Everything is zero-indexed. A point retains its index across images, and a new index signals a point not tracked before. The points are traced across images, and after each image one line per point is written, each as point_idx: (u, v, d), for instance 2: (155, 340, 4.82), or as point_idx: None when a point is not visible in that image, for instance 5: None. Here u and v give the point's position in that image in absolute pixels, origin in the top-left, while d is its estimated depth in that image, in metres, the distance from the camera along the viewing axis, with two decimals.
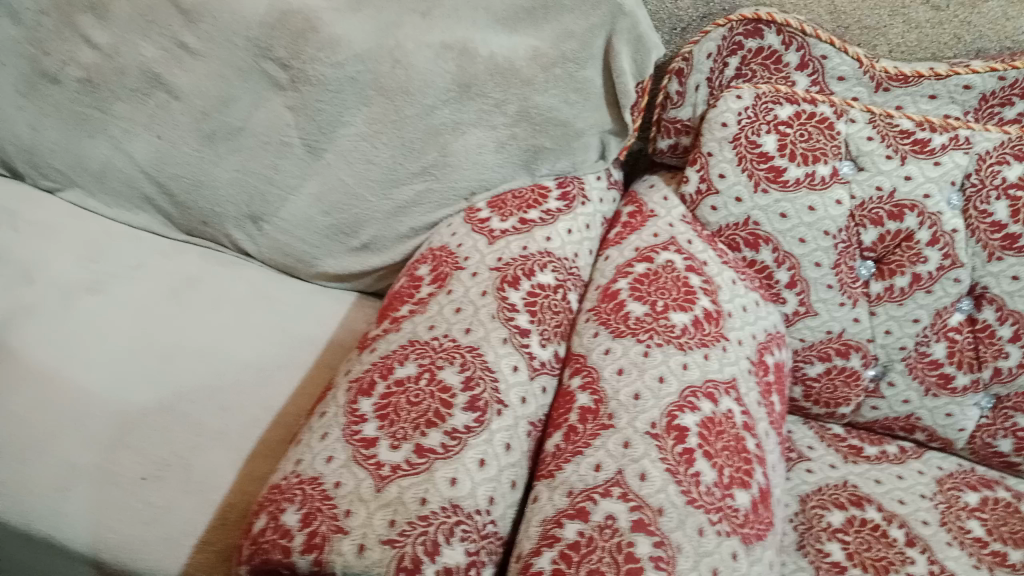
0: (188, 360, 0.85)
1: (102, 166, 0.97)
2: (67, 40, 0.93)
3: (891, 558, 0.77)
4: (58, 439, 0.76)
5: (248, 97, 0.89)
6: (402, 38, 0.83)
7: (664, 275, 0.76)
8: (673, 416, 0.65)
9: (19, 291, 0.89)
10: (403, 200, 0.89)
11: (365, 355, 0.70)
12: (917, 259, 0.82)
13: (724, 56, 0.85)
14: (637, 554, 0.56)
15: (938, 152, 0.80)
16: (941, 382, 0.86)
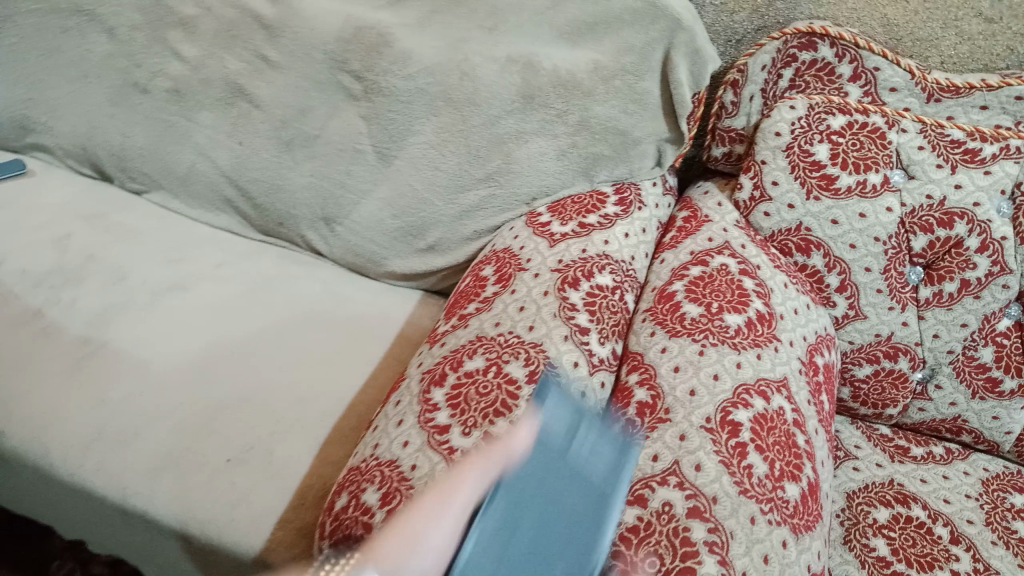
0: (267, 354, 0.91)
1: (187, 170, 1.05)
2: (158, 54, 1.02)
3: (935, 555, 0.80)
4: (151, 426, 0.82)
5: (324, 107, 0.97)
6: (470, 52, 0.89)
7: (718, 278, 0.80)
8: (727, 411, 0.69)
9: (115, 287, 0.97)
10: (467, 205, 0.94)
11: (435, 349, 0.75)
12: (966, 265, 0.84)
13: (778, 68, 0.89)
14: (693, 539, 0.59)
15: (988, 162, 0.82)
16: (988, 385, 0.88)
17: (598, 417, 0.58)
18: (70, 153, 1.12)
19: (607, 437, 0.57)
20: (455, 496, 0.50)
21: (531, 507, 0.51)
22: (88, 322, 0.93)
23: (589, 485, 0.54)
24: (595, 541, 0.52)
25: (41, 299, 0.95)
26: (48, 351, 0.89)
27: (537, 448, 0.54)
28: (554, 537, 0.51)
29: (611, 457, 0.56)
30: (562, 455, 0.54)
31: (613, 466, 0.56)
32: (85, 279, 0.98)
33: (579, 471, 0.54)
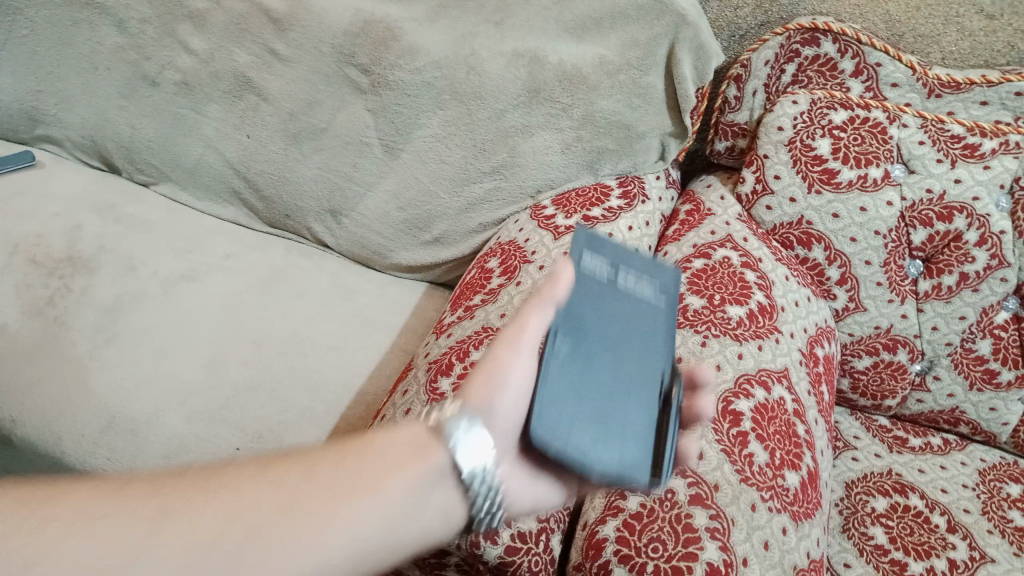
0: (276, 344, 0.92)
1: (195, 163, 1.07)
2: (167, 46, 1.03)
3: (932, 543, 0.81)
4: (164, 415, 0.84)
5: (332, 100, 0.98)
6: (477, 46, 0.90)
7: (720, 271, 0.81)
8: (728, 401, 0.70)
9: (125, 278, 0.99)
10: (473, 197, 0.95)
11: (442, 340, 0.77)
12: (965, 259, 0.85)
13: (781, 63, 0.90)
14: (695, 525, 0.60)
15: (988, 157, 0.83)
16: (986, 377, 0.89)
17: (630, 255, 0.62)
18: (79, 145, 1.13)
19: (643, 271, 0.61)
20: (523, 334, 0.52)
21: (595, 331, 0.54)
22: (100, 312, 0.94)
23: (641, 309, 0.58)
24: (661, 353, 0.56)
25: (53, 289, 0.96)
26: (61, 341, 0.91)
27: (585, 285, 0.57)
28: (623, 352, 0.55)
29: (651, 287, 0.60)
30: (609, 290, 0.58)
31: (655, 292, 0.60)
32: (96, 269, 0.99)
33: (627, 299, 0.58)
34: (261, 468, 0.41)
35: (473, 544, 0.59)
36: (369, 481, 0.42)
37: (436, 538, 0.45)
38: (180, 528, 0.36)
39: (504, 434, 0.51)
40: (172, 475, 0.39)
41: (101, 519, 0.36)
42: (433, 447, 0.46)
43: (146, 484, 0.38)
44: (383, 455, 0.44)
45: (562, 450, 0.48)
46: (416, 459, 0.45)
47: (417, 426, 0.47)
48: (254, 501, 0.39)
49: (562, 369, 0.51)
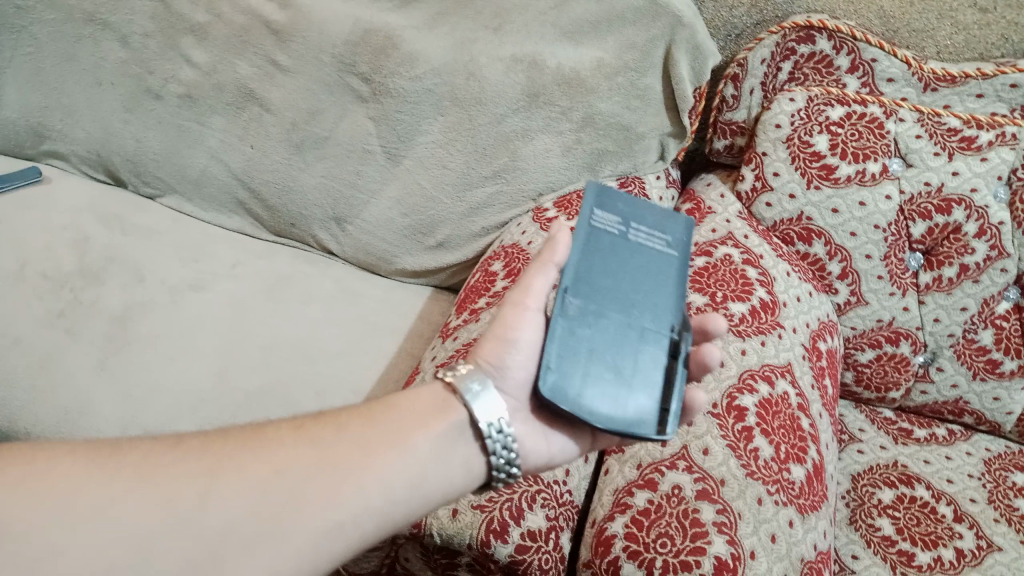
0: (285, 351, 0.93)
1: (200, 173, 1.08)
2: (170, 60, 1.04)
3: (938, 533, 0.82)
4: (176, 423, 0.85)
5: (334, 109, 0.99)
6: (476, 52, 0.91)
7: (722, 268, 0.82)
8: (732, 397, 0.71)
9: (134, 288, 1.00)
10: (475, 201, 0.96)
11: (449, 343, 0.78)
12: (965, 250, 0.86)
13: (778, 61, 0.91)
14: (702, 520, 0.61)
15: (985, 149, 0.84)
16: (989, 367, 0.90)
17: (643, 208, 0.65)
18: (85, 159, 1.14)
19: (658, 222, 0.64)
20: (527, 297, 0.59)
21: (604, 282, 0.59)
22: (111, 322, 0.95)
23: (652, 259, 0.62)
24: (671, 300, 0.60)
25: (63, 301, 0.98)
26: (74, 352, 0.92)
27: (598, 239, 0.61)
28: (637, 303, 0.59)
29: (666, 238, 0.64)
30: (620, 242, 0.61)
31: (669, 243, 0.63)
32: (105, 279, 1.01)
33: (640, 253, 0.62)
34: (307, 426, 0.53)
35: (484, 543, 0.61)
36: (395, 437, 0.53)
37: (464, 487, 0.55)
38: (233, 475, 0.48)
39: (515, 389, 0.58)
40: (235, 432, 0.51)
41: (170, 469, 0.47)
42: (454, 406, 0.56)
43: (206, 442, 0.50)
44: (412, 414, 0.55)
45: (572, 397, 0.53)
46: (441, 416, 0.55)
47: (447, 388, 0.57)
48: (294, 455, 0.50)
49: (576, 321, 0.56)
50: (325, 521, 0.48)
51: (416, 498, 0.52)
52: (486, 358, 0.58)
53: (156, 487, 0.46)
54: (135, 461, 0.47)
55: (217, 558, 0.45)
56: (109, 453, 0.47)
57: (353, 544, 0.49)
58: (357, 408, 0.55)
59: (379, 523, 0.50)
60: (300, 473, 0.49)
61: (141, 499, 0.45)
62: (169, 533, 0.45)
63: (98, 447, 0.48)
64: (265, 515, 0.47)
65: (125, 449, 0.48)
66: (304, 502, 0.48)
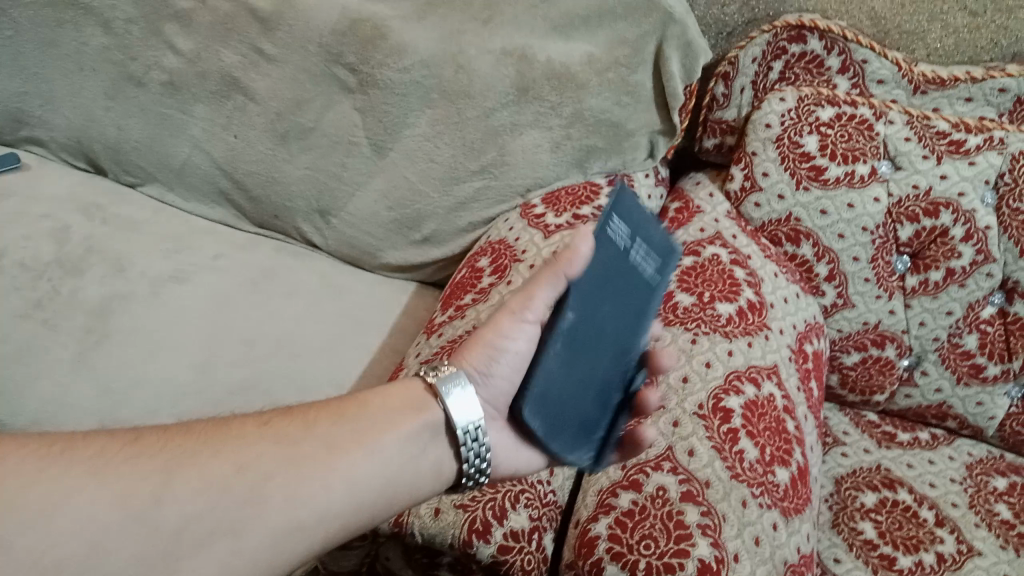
0: (267, 345, 0.92)
1: (183, 163, 1.06)
2: (153, 47, 1.02)
3: (920, 537, 0.82)
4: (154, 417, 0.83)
5: (320, 100, 0.97)
6: (465, 44, 0.90)
7: (710, 268, 0.81)
8: (719, 398, 0.70)
9: (113, 279, 0.98)
10: (463, 196, 0.95)
11: (433, 340, 0.77)
12: (951, 254, 0.86)
13: (769, 60, 0.90)
14: (686, 522, 0.61)
15: (973, 153, 0.84)
16: (972, 372, 0.90)
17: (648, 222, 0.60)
18: (65, 146, 1.12)
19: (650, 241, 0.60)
20: (527, 311, 0.60)
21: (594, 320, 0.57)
22: (89, 314, 0.94)
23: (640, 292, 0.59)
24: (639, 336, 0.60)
25: (41, 292, 0.96)
26: (51, 344, 0.90)
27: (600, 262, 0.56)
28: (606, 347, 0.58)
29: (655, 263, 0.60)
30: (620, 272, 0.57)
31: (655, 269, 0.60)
32: (84, 270, 0.99)
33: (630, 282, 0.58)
34: (270, 422, 0.53)
35: (466, 543, 0.60)
36: (361, 436, 0.54)
37: (428, 488, 0.56)
38: (195, 473, 0.48)
39: (493, 396, 0.62)
40: (196, 427, 0.51)
41: (128, 466, 0.46)
42: (430, 406, 0.58)
43: (165, 437, 0.49)
44: (378, 413, 0.56)
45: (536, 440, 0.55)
46: (409, 417, 0.57)
47: (419, 388, 0.59)
48: (263, 450, 0.51)
49: (561, 367, 0.55)
50: (287, 519, 0.49)
51: (378, 498, 0.53)
52: (472, 363, 0.60)
53: (114, 484, 0.45)
54: (91, 458, 0.46)
55: (175, 556, 0.45)
56: (63, 448, 0.46)
57: (313, 542, 0.50)
58: (322, 405, 0.56)
59: (341, 522, 0.51)
60: (266, 470, 0.50)
61: (100, 495, 0.45)
62: (126, 530, 0.44)
63: (49, 442, 0.46)
64: (227, 512, 0.47)
65: (80, 445, 0.46)
66: (270, 497, 0.49)
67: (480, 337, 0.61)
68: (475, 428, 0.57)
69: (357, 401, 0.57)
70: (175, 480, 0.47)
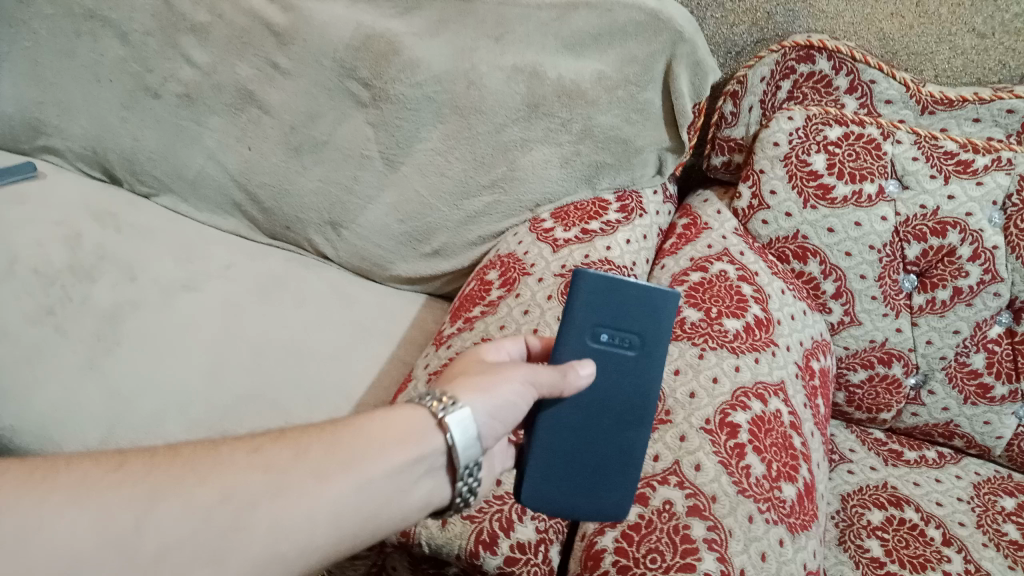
0: (276, 354, 0.93)
1: (196, 174, 1.07)
2: (170, 59, 1.04)
3: (927, 556, 0.82)
4: (164, 425, 0.84)
5: (333, 114, 0.99)
6: (477, 61, 0.91)
7: (718, 284, 0.82)
8: (726, 413, 0.70)
9: (125, 287, 0.99)
10: (473, 210, 0.96)
11: (442, 351, 0.77)
12: (958, 273, 0.86)
13: (777, 80, 0.91)
14: (693, 536, 0.61)
15: (980, 173, 0.85)
16: (979, 391, 0.90)
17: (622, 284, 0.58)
18: (80, 156, 1.14)
19: (600, 293, 0.58)
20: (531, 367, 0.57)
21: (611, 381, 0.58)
22: (101, 320, 0.95)
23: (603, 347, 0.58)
24: None
25: (53, 298, 0.97)
26: (62, 350, 0.91)
27: (657, 342, 0.58)
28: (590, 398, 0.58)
29: (584, 315, 0.58)
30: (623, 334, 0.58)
31: (585, 316, 0.58)
32: (97, 277, 1.00)
33: (600, 347, 0.58)
34: (260, 446, 0.50)
35: (473, 554, 0.60)
36: (352, 462, 0.50)
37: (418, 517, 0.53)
38: (176, 499, 0.45)
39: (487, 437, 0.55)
40: (182, 450, 0.48)
41: (109, 493, 0.44)
42: (431, 433, 0.53)
43: (146, 462, 0.46)
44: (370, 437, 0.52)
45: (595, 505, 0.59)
46: (403, 444, 0.52)
47: (417, 411, 0.54)
48: (248, 474, 0.47)
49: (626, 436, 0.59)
50: (267, 549, 0.46)
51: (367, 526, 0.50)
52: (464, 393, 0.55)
53: (94, 510, 0.43)
54: (69, 486, 0.44)
55: None
56: (43, 474, 0.44)
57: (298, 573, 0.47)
58: (316, 429, 0.52)
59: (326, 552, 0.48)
60: (251, 496, 0.46)
61: (76, 523, 0.42)
62: (100, 558, 0.42)
63: (30, 468, 0.44)
64: (208, 543, 0.44)
65: (60, 471, 0.44)
66: (252, 525, 0.46)
67: (476, 376, 0.56)
68: (473, 462, 0.54)
69: (350, 424, 0.53)
70: (152, 507, 0.44)
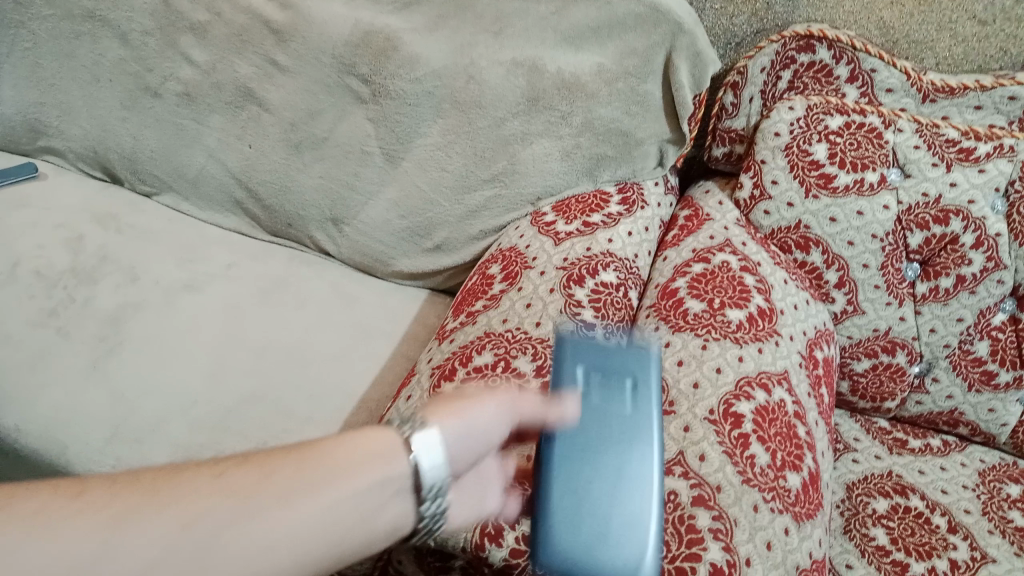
0: (280, 353, 0.93)
1: (197, 172, 1.08)
2: (169, 59, 1.04)
3: (933, 544, 0.82)
4: (168, 425, 0.84)
5: (334, 110, 0.99)
6: (476, 55, 0.91)
7: (720, 275, 0.82)
8: (729, 403, 0.70)
9: (128, 288, 0.99)
10: (474, 205, 0.96)
11: (445, 345, 0.77)
12: (962, 261, 0.86)
13: (777, 70, 0.91)
14: (697, 526, 0.61)
15: (983, 160, 0.85)
16: (984, 378, 0.90)
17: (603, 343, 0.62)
18: (82, 157, 1.14)
19: (586, 346, 0.61)
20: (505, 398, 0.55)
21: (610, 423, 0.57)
22: (103, 321, 0.95)
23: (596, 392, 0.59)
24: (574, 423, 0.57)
25: (56, 300, 0.97)
26: (66, 352, 0.91)
27: (646, 382, 0.60)
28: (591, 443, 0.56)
29: (574, 363, 0.60)
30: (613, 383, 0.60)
31: (574, 361, 0.60)
32: (99, 278, 1.00)
33: (592, 388, 0.59)
34: (227, 469, 0.44)
35: (478, 547, 0.60)
36: (329, 482, 0.45)
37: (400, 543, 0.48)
38: (142, 528, 0.40)
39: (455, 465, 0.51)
40: (144, 474, 0.43)
41: (63, 527, 0.38)
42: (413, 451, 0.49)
43: (106, 488, 0.41)
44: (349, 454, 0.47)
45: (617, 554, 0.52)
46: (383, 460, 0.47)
47: (388, 433, 0.49)
48: (218, 498, 0.42)
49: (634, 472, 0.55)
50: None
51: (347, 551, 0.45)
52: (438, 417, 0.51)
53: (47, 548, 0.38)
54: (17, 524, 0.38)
55: None
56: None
57: None
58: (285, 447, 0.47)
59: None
60: (215, 526, 0.41)
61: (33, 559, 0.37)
62: None
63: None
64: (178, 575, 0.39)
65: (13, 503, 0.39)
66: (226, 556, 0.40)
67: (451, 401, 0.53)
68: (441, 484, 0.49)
69: (327, 440, 0.47)
70: (114, 533, 0.39)
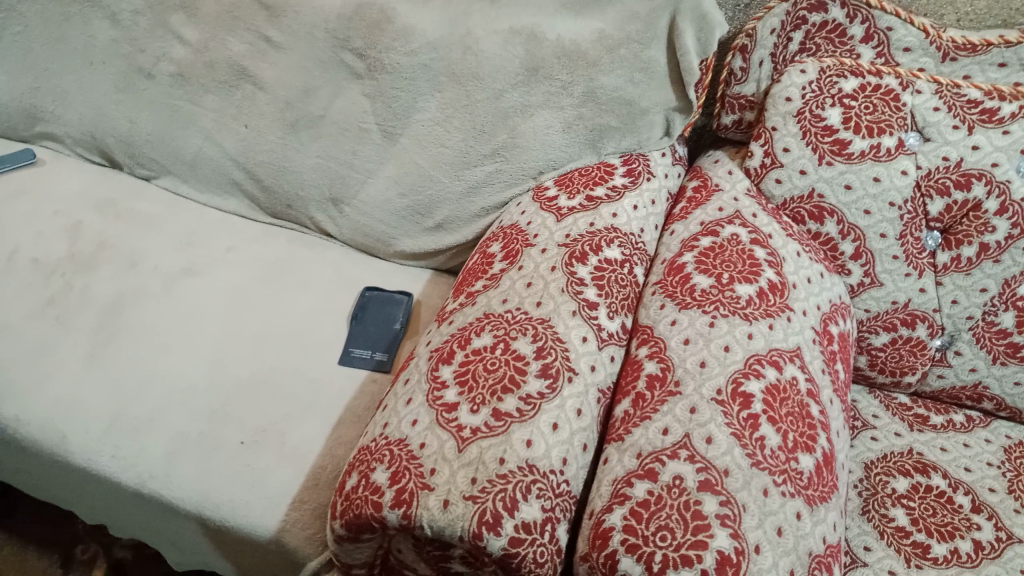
0: (281, 339, 0.91)
1: (194, 155, 1.06)
2: (161, 38, 1.02)
3: (956, 524, 0.79)
4: (166, 413, 0.82)
5: (328, 87, 0.96)
6: (473, 25, 0.88)
7: (729, 248, 0.79)
8: (738, 383, 0.68)
9: (128, 275, 0.98)
10: (474, 180, 0.93)
11: (443, 328, 0.75)
12: (985, 228, 0.82)
13: (788, 31, 0.86)
14: (704, 512, 0.59)
15: (1007, 121, 0.79)
16: (1009, 351, 0.86)
17: (397, 307, 0.95)
18: (80, 141, 1.12)
19: (398, 302, 0.96)
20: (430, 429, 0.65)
21: (391, 314, 0.95)
22: (105, 307, 0.93)
23: (400, 308, 0.95)
24: (393, 328, 0.93)
25: (54, 289, 0.95)
26: (65, 340, 0.89)
27: (394, 313, 0.95)
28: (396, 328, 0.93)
29: (402, 306, 0.95)
30: (397, 307, 0.95)
31: (403, 309, 0.95)
32: (97, 266, 0.98)
33: (403, 320, 0.94)
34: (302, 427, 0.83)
35: (476, 536, 0.58)
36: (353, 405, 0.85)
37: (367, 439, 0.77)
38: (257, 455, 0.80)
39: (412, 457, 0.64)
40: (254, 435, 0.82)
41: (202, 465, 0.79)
42: None
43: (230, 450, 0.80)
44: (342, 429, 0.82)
45: (381, 334, 0.92)
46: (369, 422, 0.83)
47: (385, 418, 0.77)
48: None
49: (396, 324, 0.93)
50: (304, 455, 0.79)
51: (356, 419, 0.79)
52: (407, 409, 0.67)
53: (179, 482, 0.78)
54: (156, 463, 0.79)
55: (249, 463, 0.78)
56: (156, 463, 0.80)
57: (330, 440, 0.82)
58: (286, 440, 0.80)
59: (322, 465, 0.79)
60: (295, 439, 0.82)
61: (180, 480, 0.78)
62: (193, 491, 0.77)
63: None
64: None
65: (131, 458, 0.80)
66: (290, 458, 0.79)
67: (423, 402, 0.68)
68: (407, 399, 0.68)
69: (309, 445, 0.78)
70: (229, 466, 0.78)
